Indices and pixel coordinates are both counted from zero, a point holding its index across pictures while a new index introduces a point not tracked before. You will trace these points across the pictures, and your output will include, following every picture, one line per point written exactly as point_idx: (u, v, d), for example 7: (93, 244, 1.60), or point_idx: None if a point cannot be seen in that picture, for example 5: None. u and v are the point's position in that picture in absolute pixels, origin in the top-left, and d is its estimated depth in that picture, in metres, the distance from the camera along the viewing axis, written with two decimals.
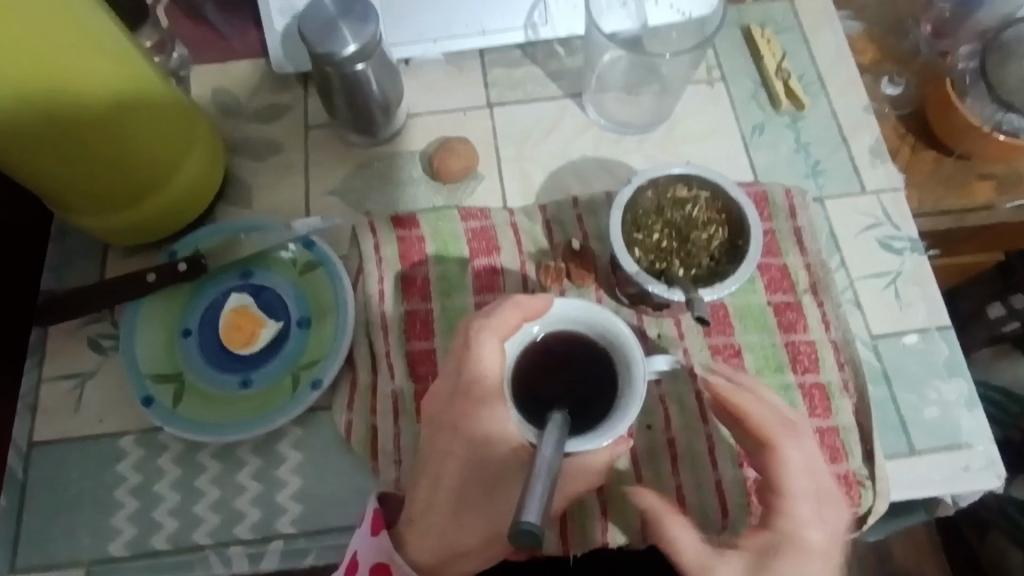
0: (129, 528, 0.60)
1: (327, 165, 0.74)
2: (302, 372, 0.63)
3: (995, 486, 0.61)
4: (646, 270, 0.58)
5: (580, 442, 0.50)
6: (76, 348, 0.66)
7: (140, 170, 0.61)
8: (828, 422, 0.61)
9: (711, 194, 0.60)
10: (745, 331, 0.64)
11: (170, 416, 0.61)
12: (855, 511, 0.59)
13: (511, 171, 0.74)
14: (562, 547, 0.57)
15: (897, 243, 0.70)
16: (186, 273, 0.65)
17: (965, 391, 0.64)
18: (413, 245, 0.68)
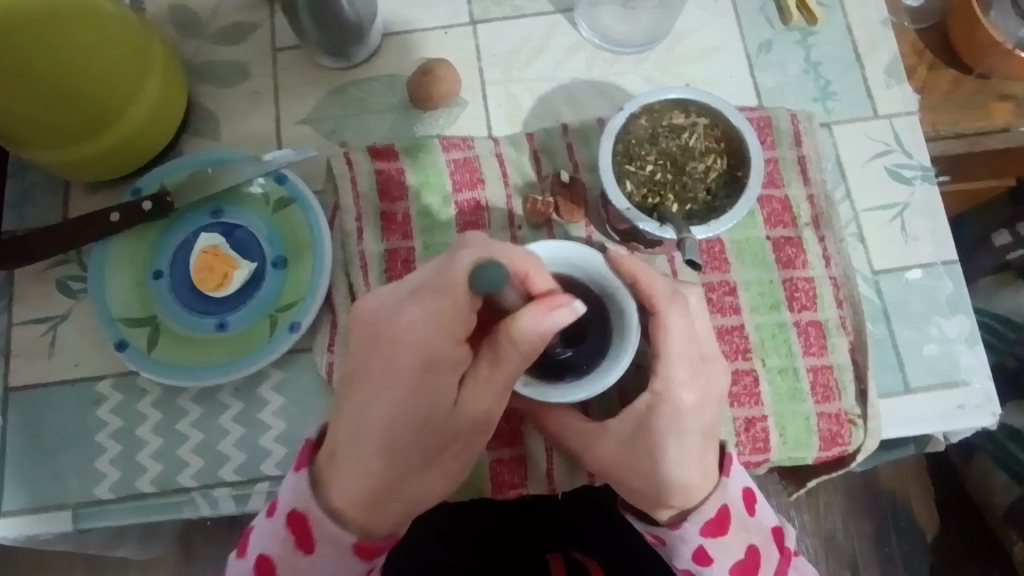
0: (114, 472, 0.59)
1: (298, 91, 0.69)
2: (279, 314, 0.61)
3: (988, 423, 0.60)
4: (638, 204, 0.54)
5: (575, 394, 0.49)
6: (44, 290, 0.64)
7: (92, 98, 0.56)
8: (822, 360, 0.60)
9: (710, 121, 0.56)
10: (742, 267, 0.62)
11: (145, 360, 0.60)
12: (844, 449, 0.59)
13: (497, 96, 0.69)
14: (551, 488, 0.59)
15: (908, 171, 0.66)
16: (151, 211, 0.62)
17: (966, 328, 0.62)
18: (392, 178, 0.64)
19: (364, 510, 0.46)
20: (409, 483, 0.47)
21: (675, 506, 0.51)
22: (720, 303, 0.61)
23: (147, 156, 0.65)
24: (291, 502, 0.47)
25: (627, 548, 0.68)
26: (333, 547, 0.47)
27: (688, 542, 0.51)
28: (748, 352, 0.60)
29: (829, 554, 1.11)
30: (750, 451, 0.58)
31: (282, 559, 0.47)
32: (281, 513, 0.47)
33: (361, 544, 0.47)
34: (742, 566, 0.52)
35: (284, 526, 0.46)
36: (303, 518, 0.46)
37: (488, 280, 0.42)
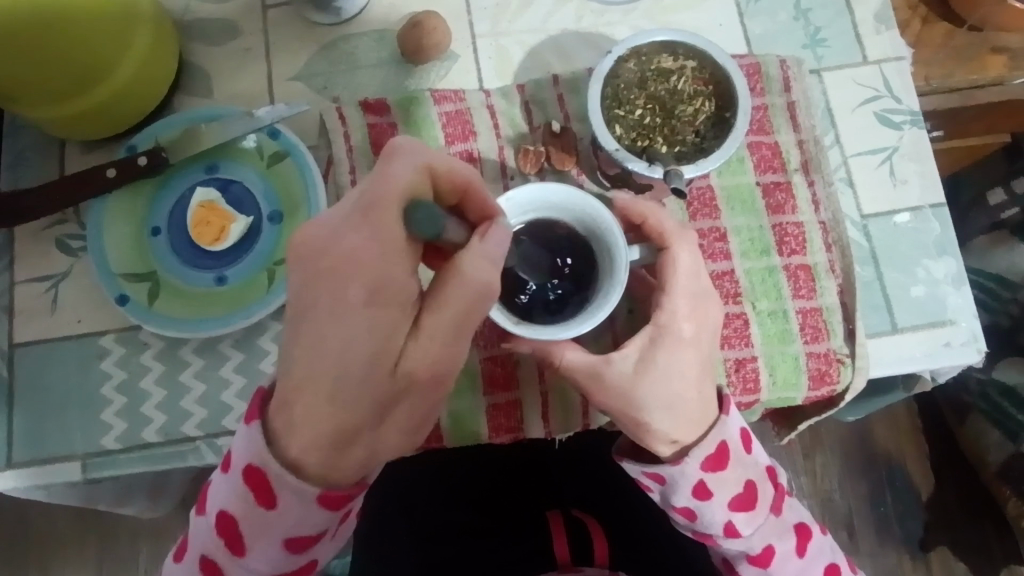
0: (120, 423, 0.61)
1: (289, 47, 0.69)
2: (277, 267, 0.62)
3: (974, 360, 0.61)
4: (627, 147, 0.55)
5: (576, 328, 0.48)
6: (43, 249, 0.65)
7: (83, 55, 0.57)
8: (811, 303, 0.61)
9: (698, 64, 0.56)
10: (731, 214, 0.62)
11: (145, 313, 0.61)
12: (833, 388, 0.60)
13: (487, 49, 0.69)
14: (547, 431, 0.61)
15: (897, 116, 0.66)
16: (147, 167, 0.62)
17: (953, 270, 0.63)
18: (385, 132, 0.64)
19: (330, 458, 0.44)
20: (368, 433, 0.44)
21: (677, 441, 0.52)
22: (711, 249, 0.61)
23: (138, 113, 0.65)
24: (243, 458, 0.45)
25: (628, 500, 0.71)
26: (297, 500, 0.45)
27: (688, 477, 0.52)
28: (739, 296, 0.61)
29: (824, 510, 1.14)
30: (740, 392, 0.59)
31: (245, 516, 0.46)
32: (236, 468, 0.46)
33: (325, 495, 0.45)
34: (741, 500, 0.53)
35: (241, 481, 0.46)
36: (260, 473, 0.45)
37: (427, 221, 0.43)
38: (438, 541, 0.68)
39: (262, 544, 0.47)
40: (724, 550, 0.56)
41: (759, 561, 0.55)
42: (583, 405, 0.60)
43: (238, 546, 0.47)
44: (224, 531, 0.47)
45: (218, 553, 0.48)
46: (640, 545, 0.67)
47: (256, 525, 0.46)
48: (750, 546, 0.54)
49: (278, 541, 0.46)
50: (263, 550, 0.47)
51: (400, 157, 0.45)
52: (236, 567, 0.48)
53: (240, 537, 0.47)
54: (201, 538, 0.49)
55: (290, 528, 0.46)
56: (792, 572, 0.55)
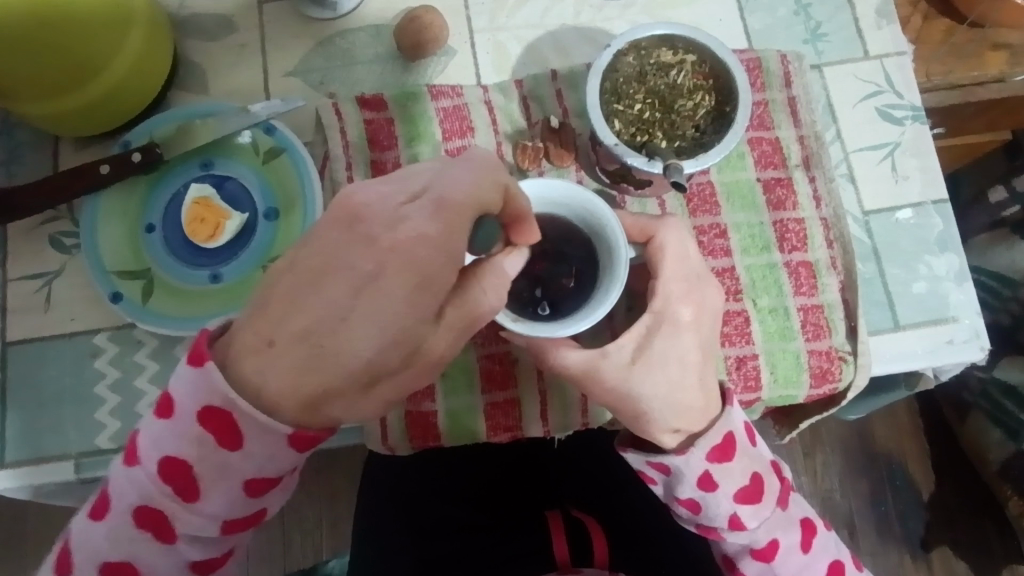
0: (113, 422, 0.60)
1: (285, 43, 0.68)
2: (272, 264, 0.61)
3: (977, 358, 0.61)
4: (627, 142, 0.54)
5: (573, 327, 0.48)
6: (36, 246, 0.64)
7: (77, 51, 0.56)
8: (813, 299, 0.60)
9: (697, 57, 0.56)
10: (732, 209, 0.62)
11: (139, 311, 0.60)
12: (834, 386, 0.59)
13: (485, 44, 0.68)
14: (545, 430, 0.60)
15: (899, 111, 0.65)
16: (141, 163, 0.62)
17: (956, 266, 0.62)
18: (382, 128, 0.63)
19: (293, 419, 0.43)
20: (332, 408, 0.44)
21: (681, 430, 0.52)
22: (711, 245, 0.61)
23: (134, 109, 0.65)
24: (196, 402, 0.43)
25: (627, 497, 0.71)
26: (262, 438, 0.44)
27: (694, 467, 0.51)
28: (739, 292, 0.60)
29: (824, 509, 1.13)
30: (741, 390, 0.59)
31: (202, 459, 0.43)
32: (187, 414, 0.43)
33: (295, 435, 0.44)
34: (746, 492, 0.52)
35: (196, 424, 0.43)
36: (222, 413, 0.43)
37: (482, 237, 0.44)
38: (435, 538, 0.67)
39: (219, 486, 0.44)
40: (727, 545, 0.55)
41: (763, 555, 0.54)
42: (582, 403, 0.60)
43: (190, 493, 0.44)
44: (174, 478, 0.44)
45: (160, 502, 0.44)
46: (638, 538, 0.66)
47: (212, 467, 0.44)
48: (754, 540, 0.53)
49: (238, 482, 0.44)
50: (219, 495, 0.44)
51: (473, 171, 0.43)
52: (185, 519, 0.44)
53: (193, 483, 0.44)
54: (135, 493, 0.44)
55: (251, 471, 0.44)
56: (796, 568, 0.54)
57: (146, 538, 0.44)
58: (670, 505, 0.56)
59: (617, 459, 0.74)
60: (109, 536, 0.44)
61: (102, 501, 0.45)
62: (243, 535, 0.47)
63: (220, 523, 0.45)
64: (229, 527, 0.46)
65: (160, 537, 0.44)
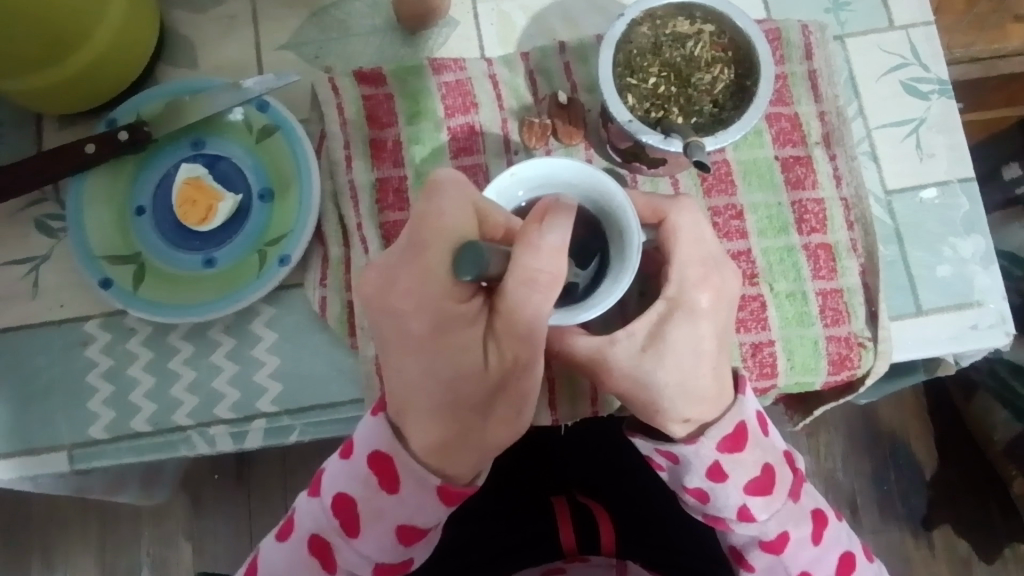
0: (107, 413, 0.58)
1: (278, 14, 0.65)
2: (268, 248, 0.59)
3: (1002, 344, 0.58)
4: (641, 119, 0.51)
5: (586, 312, 0.45)
6: (21, 230, 0.61)
7: (50, 23, 0.52)
8: (832, 283, 0.58)
9: (716, 28, 0.53)
10: (748, 189, 0.59)
11: (129, 298, 0.57)
12: (853, 373, 0.57)
13: (488, 14, 0.65)
14: (554, 419, 0.58)
15: (924, 85, 0.62)
16: (128, 142, 0.59)
17: (982, 247, 0.59)
18: (382, 104, 0.60)
19: (440, 457, 0.46)
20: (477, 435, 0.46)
21: (692, 420, 0.49)
22: (726, 227, 0.58)
23: (116, 87, 0.61)
24: (367, 447, 0.47)
25: (636, 482, 0.69)
26: (420, 488, 0.46)
27: (703, 457, 0.50)
28: (755, 277, 0.58)
29: (829, 492, 1.11)
30: (757, 377, 0.56)
31: (365, 498, 0.47)
32: (361, 456, 0.47)
33: (445, 487, 0.46)
34: (758, 484, 0.51)
35: (365, 467, 0.47)
36: (389, 459, 0.47)
37: (469, 263, 0.39)
38: (455, 523, 0.67)
39: (377, 528, 0.47)
40: (736, 537, 0.53)
41: (772, 548, 0.52)
42: (591, 391, 0.58)
43: (352, 529, 0.47)
44: (341, 514, 0.47)
45: (327, 533, 0.48)
46: (649, 524, 0.65)
47: (372, 509, 0.47)
48: (764, 532, 0.52)
49: (393, 528, 0.47)
50: (375, 537, 0.47)
51: (445, 196, 0.43)
52: (345, 551, 0.48)
53: (356, 520, 0.47)
54: (309, 521, 0.48)
55: (404, 516, 0.47)
56: (806, 561, 0.53)
57: (311, 565, 0.48)
58: (678, 493, 0.54)
59: (629, 444, 0.72)
60: (283, 559, 0.49)
61: (288, 524, 0.50)
62: None
63: (372, 563, 0.49)
64: (380, 570, 0.49)
65: (324, 568, 0.49)
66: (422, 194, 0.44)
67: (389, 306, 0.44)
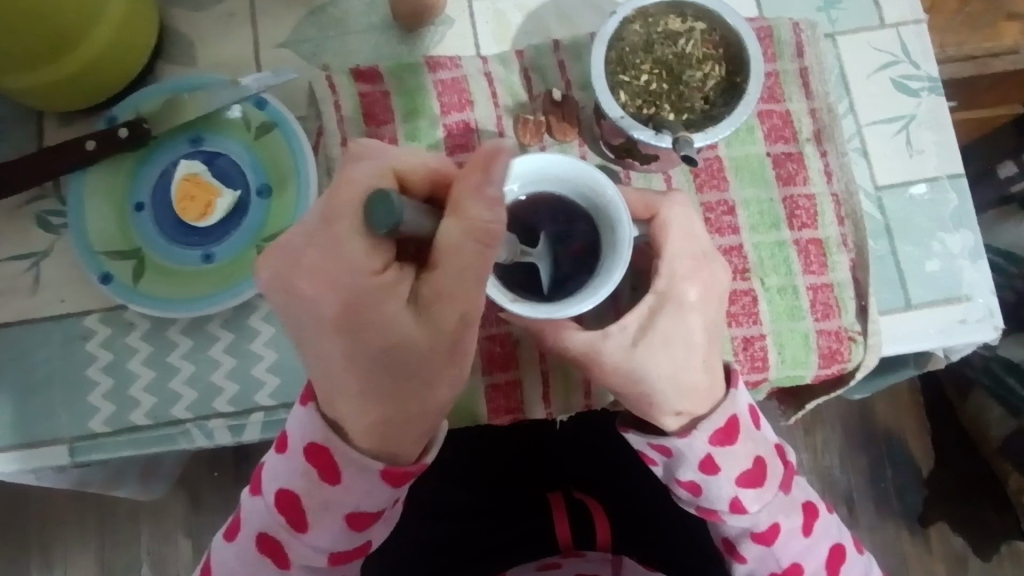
0: (107, 406, 0.59)
1: (276, 12, 0.66)
2: (266, 244, 0.59)
3: (990, 338, 0.59)
4: (633, 115, 0.52)
5: (576, 306, 0.45)
6: (22, 225, 0.62)
7: (51, 21, 0.53)
8: (823, 278, 0.58)
9: (707, 26, 0.53)
10: (741, 185, 0.60)
11: (129, 293, 0.58)
12: (844, 366, 0.58)
13: (484, 13, 0.65)
14: (547, 412, 0.59)
15: (915, 82, 0.63)
16: (128, 139, 0.59)
17: (970, 243, 0.60)
18: (378, 101, 0.61)
19: (381, 436, 0.46)
20: (415, 403, 0.45)
21: (684, 412, 0.50)
22: (718, 222, 0.59)
23: (118, 83, 0.62)
24: (303, 440, 0.46)
25: (629, 479, 0.69)
26: (360, 476, 0.46)
27: (696, 450, 0.50)
28: (747, 271, 0.58)
29: (824, 488, 1.12)
30: (748, 370, 0.57)
31: (307, 493, 0.47)
32: (296, 450, 0.47)
33: (387, 470, 0.46)
34: (749, 475, 0.51)
35: (303, 461, 0.46)
36: (324, 450, 0.46)
37: (382, 215, 0.38)
38: (447, 520, 0.67)
39: (327, 520, 0.48)
40: (728, 529, 0.54)
41: (763, 539, 0.53)
42: (584, 384, 0.58)
43: (301, 524, 0.48)
44: (286, 511, 0.48)
45: (275, 530, 0.48)
46: (642, 522, 0.66)
47: (317, 502, 0.47)
48: (755, 523, 0.52)
49: (340, 518, 0.47)
50: (324, 531, 0.48)
51: (360, 165, 0.43)
52: (295, 546, 0.48)
53: (303, 514, 0.48)
54: (258, 519, 0.49)
55: (352, 505, 0.47)
56: (797, 553, 0.53)
57: (264, 559, 0.49)
58: (670, 486, 0.54)
59: (622, 439, 0.72)
60: (235, 555, 0.50)
61: (234, 524, 0.51)
62: (350, 564, 0.51)
63: (327, 553, 0.49)
64: (335, 559, 0.50)
65: (278, 563, 0.49)
66: (339, 165, 0.44)
67: (317, 268, 0.42)
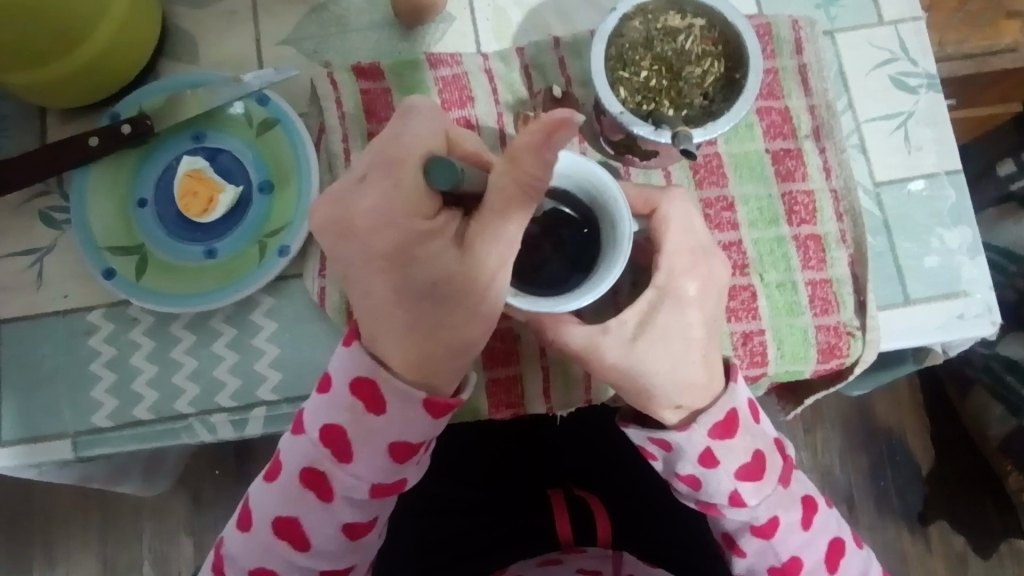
0: (110, 400, 0.59)
1: (278, 10, 0.66)
2: (268, 240, 0.60)
3: (988, 333, 0.60)
4: (633, 111, 0.52)
5: (573, 302, 0.45)
6: (26, 222, 0.62)
7: (56, 21, 0.53)
8: (821, 274, 0.59)
9: (706, 22, 0.54)
10: (740, 181, 0.60)
11: (132, 288, 0.59)
12: (842, 361, 0.58)
13: (484, 10, 0.66)
14: (548, 407, 0.59)
15: (913, 79, 0.63)
16: (131, 136, 0.60)
17: (968, 239, 0.60)
18: (379, 98, 0.61)
19: (421, 366, 0.47)
20: (452, 336, 0.46)
21: (683, 406, 0.50)
22: (717, 218, 0.59)
23: (119, 80, 0.63)
24: (347, 375, 0.47)
25: (629, 475, 0.70)
26: (406, 404, 0.47)
27: (695, 444, 0.51)
28: (746, 267, 0.59)
29: (825, 485, 1.12)
30: (748, 365, 0.58)
31: (353, 424, 0.47)
32: (340, 386, 0.47)
33: (430, 399, 0.47)
34: (748, 469, 0.52)
35: (348, 394, 0.47)
36: (370, 383, 0.47)
37: (441, 173, 0.42)
38: (444, 516, 0.67)
39: (370, 452, 0.48)
40: (727, 523, 0.54)
41: (763, 532, 0.53)
42: (584, 380, 0.59)
43: (345, 454, 0.48)
44: (331, 442, 0.48)
45: (321, 462, 0.48)
46: (642, 516, 0.66)
47: (362, 432, 0.47)
48: (754, 517, 0.53)
49: (384, 447, 0.47)
50: (367, 460, 0.48)
51: (416, 118, 0.45)
52: (340, 477, 0.48)
53: (348, 445, 0.48)
54: (302, 456, 0.49)
55: (394, 434, 0.47)
56: (796, 547, 0.54)
57: (307, 493, 0.49)
58: (670, 481, 0.55)
59: (621, 435, 0.72)
60: (276, 495, 0.49)
61: (275, 465, 0.50)
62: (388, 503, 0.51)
63: (370, 486, 0.49)
64: (376, 491, 0.49)
65: (319, 497, 0.49)
66: (393, 117, 0.46)
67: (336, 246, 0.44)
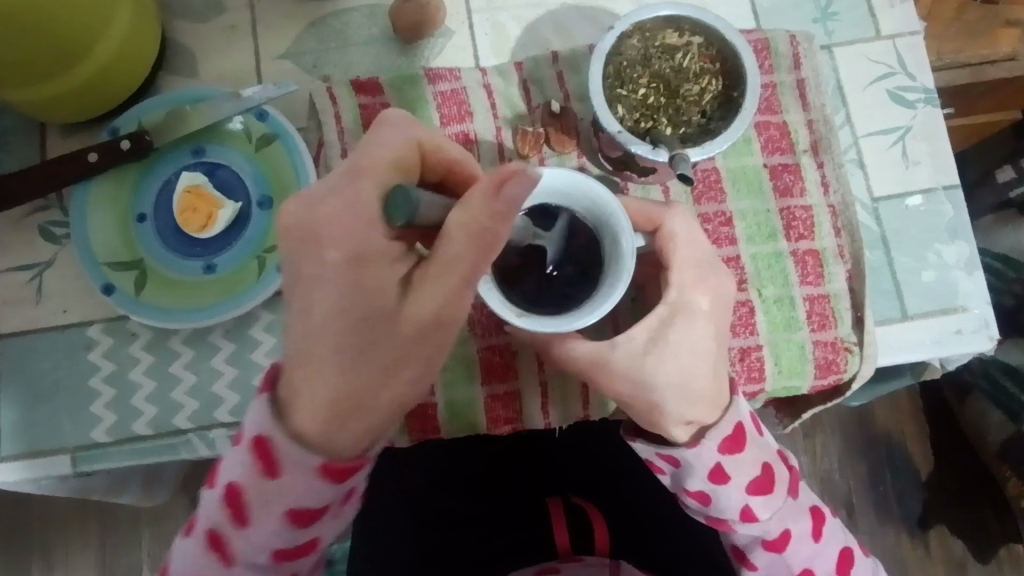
0: (110, 415, 0.59)
1: (278, 25, 0.66)
2: (267, 254, 0.60)
3: (985, 348, 0.60)
4: (631, 129, 0.52)
5: (580, 319, 0.46)
6: (26, 237, 0.62)
7: (58, 38, 0.53)
8: (818, 289, 0.59)
9: (704, 40, 0.54)
10: (737, 197, 0.60)
11: (131, 303, 0.59)
12: (840, 377, 0.58)
13: (483, 24, 0.66)
14: (546, 421, 0.59)
15: (910, 94, 0.63)
16: (130, 151, 0.60)
17: (965, 254, 0.61)
18: (378, 112, 0.61)
19: (331, 425, 0.43)
20: (368, 395, 0.43)
21: (694, 421, 0.50)
22: (716, 233, 0.59)
23: (120, 95, 0.63)
24: (251, 430, 0.44)
25: (629, 488, 0.70)
26: (299, 474, 0.44)
27: (705, 459, 0.51)
28: (744, 282, 0.59)
29: (824, 492, 1.12)
30: (745, 381, 0.58)
31: (253, 487, 0.44)
32: (244, 440, 0.44)
33: (326, 465, 0.43)
34: (758, 483, 0.52)
35: (247, 454, 0.44)
36: (268, 444, 0.43)
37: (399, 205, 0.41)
38: (432, 528, 0.67)
39: (267, 516, 0.45)
40: (737, 537, 0.54)
41: (775, 546, 0.53)
42: (583, 395, 0.59)
43: (242, 519, 0.45)
44: (231, 505, 0.45)
45: (222, 526, 0.46)
46: (643, 524, 0.67)
47: (260, 496, 0.44)
48: (765, 529, 0.53)
49: (280, 513, 0.45)
50: (265, 524, 0.45)
51: (390, 129, 0.45)
52: (238, 542, 0.46)
53: (245, 509, 0.45)
54: (206, 515, 0.46)
55: (291, 500, 0.44)
56: (807, 557, 0.54)
57: (208, 557, 0.47)
58: (679, 496, 0.55)
59: (623, 447, 0.72)
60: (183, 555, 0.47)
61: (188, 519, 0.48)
62: (299, 563, 0.49)
63: (269, 551, 0.46)
64: (278, 556, 0.47)
65: (221, 560, 0.47)
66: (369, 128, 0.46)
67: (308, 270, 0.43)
